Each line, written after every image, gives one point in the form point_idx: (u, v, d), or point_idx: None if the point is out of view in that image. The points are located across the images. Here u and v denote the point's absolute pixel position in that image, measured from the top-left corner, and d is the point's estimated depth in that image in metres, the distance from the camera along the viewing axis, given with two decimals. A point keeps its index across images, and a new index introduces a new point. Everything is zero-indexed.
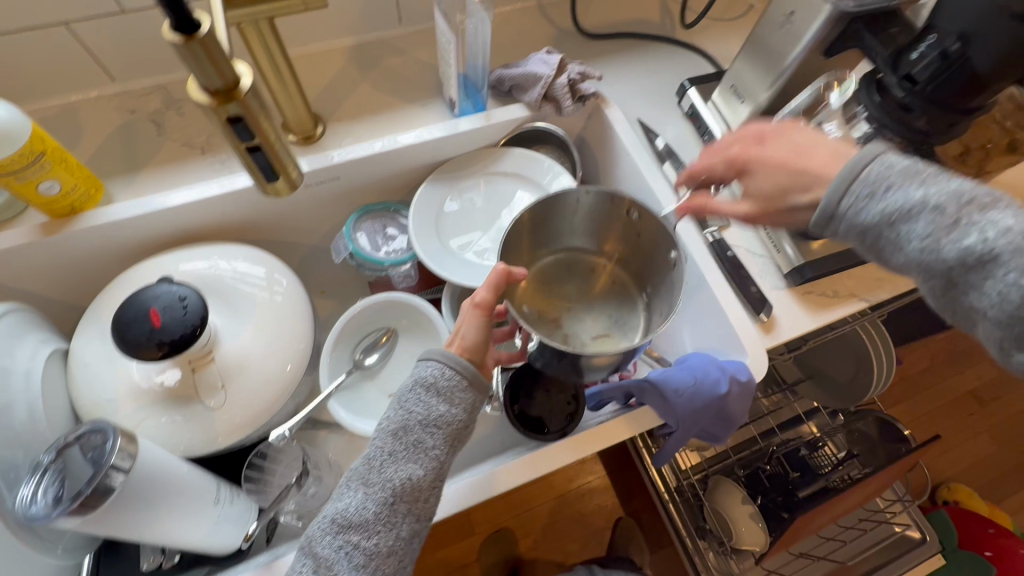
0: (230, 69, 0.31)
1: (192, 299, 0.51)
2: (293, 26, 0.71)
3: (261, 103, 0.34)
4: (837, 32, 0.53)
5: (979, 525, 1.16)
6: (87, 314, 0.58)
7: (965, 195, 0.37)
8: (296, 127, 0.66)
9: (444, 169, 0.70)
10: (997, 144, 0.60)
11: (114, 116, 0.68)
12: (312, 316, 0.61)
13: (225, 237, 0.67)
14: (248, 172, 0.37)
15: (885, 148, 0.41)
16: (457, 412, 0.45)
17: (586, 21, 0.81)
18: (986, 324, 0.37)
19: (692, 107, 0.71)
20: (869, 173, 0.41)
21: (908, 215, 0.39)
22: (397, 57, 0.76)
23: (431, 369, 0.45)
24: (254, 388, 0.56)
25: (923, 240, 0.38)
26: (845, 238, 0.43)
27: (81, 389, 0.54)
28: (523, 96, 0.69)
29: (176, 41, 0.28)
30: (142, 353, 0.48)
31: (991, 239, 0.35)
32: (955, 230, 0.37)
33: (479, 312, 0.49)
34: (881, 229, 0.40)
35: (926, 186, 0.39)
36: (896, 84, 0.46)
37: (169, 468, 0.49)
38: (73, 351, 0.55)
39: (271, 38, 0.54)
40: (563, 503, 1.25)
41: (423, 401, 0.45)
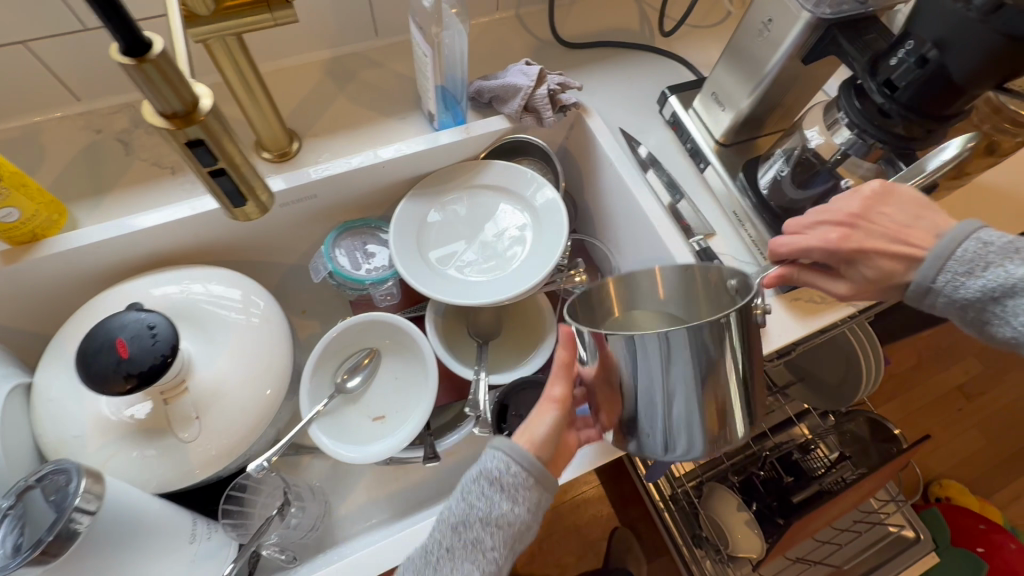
0: (189, 90, 0.30)
1: (161, 326, 0.49)
2: (267, 40, 0.69)
3: (224, 125, 0.32)
4: (815, 39, 0.53)
5: (971, 521, 1.16)
6: (51, 346, 0.55)
7: None
8: (270, 144, 0.64)
9: (424, 183, 0.68)
10: (976, 147, 0.60)
11: (79, 136, 0.65)
12: (291, 339, 0.59)
13: (200, 259, 0.65)
14: (213, 197, 0.36)
15: (979, 224, 0.45)
16: (519, 512, 0.45)
17: (564, 31, 0.80)
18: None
19: (674, 115, 0.70)
20: (964, 252, 0.44)
21: (1012, 292, 0.42)
22: (374, 70, 0.74)
23: (496, 461, 0.45)
24: (231, 417, 0.53)
25: None
26: (943, 311, 0.47)
27: (45, 425, 0.51)
28: (503, 108, 0.68)
29: (126, 63, 0.27)
30: (108, 387, 0.46)
31: None
32: None
33: (555, 406, 0.49)
34: (983, 304, 0.44)
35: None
36: (876, 90, 0.46)
37: (140, 507, 0.46)
38: (37, 385, 0.53)
39: (241, 54, 0.53)
40: (556, 515, 1.23)
41: (486, 497, 0.44)
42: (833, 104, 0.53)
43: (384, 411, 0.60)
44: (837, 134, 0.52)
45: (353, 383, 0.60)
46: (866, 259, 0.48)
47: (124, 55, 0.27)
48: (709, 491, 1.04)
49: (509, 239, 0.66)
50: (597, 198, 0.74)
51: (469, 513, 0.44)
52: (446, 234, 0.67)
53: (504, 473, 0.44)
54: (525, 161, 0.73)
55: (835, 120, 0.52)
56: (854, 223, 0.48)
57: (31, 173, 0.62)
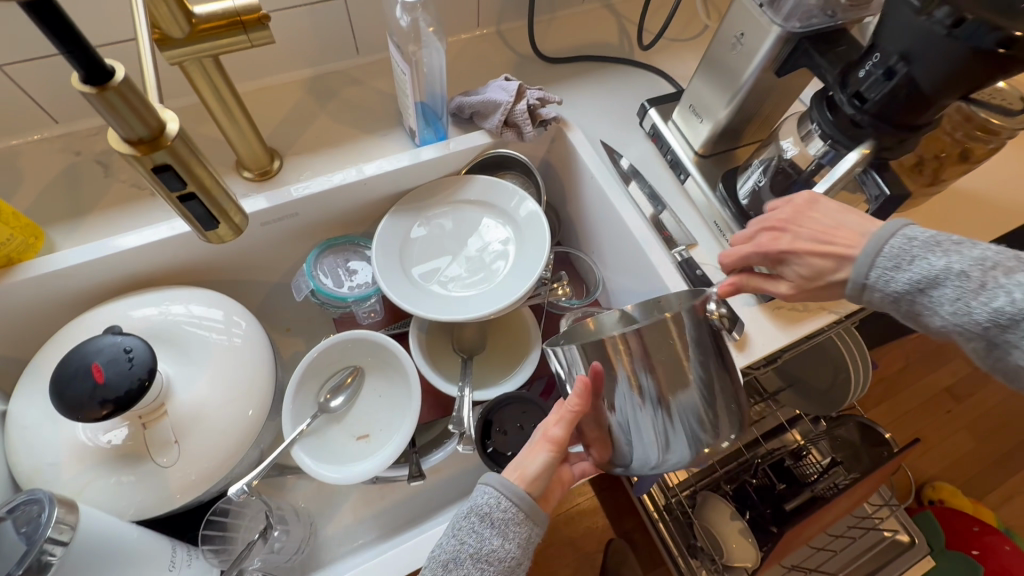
0: (155, 115, 0.29)
1: (138, 350, 0.48)
2: (247, 60, 0.69)
3: (193, 149, 0.32)
4: (787, 53, 0.54)
5: (964, 523, 1.16)
6: (27, 371, 0.54)
7: (988, 261, 0.40)
8: (251, 163, 0.64)
9: (407, 200, 0.68)
10: (950, 154, 0.61)
11: (58, 158, 0.65)
12: (273, 359, 0.59)
13: (181, 279, 0.64)
14: (183, 220, 0.36)
15: (903, 221, 0.44)
16: (510, 548, 0.44)
17: (545, 46, 0.81)
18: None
19: (654, 127, 0.71)
20: (891, 248, 0.43)
21: (936, 282, 0.41)
22: (356, 88, 0.75)
23: (486, 495, 0.46)
24: (211, 441, 0.53)
25: (953, 304, 0.40)
26: (879, 306, 0.46)
27: (20, 454, 0.50)
28: (484, 123, 0.68)
29: (88, 92, 0.27)
30: (83, 414, 0.45)
31: (1019, 301, 0.37)
32: (983, 294, 0.39)
33: (549, 447, 0.48)
34: (912, 296, 0.42)
35: (948, 255, 0.41)
36: (846, 102, 0.47)
37: (116, 535, 0.45)
38: (11, 412, 0.52)
39: (218, 74, 0.53)
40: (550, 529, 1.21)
41: (477, 533, 0.44)
42: (806, 115, 0.55)
43: (370, 428, 0.60)
44: (812, 144, 0.53)
45: (337, 402, 0.59)
46: (795, 257, 0.49)
47: (85, 84, 0.27)
48: (703, 501, 1.05)
49: (493, 253, 0.66)
50: (580, 210, 0.74)
51: (461, 547, 0.44)
52: (429, 249, 0.67)
53: (496, 505, 0.45)
54: (507, 175, 0.73)
55: (808, 131, 0.53)
56: (783, 227, 0.50)
57: (8, 196, 0.62)
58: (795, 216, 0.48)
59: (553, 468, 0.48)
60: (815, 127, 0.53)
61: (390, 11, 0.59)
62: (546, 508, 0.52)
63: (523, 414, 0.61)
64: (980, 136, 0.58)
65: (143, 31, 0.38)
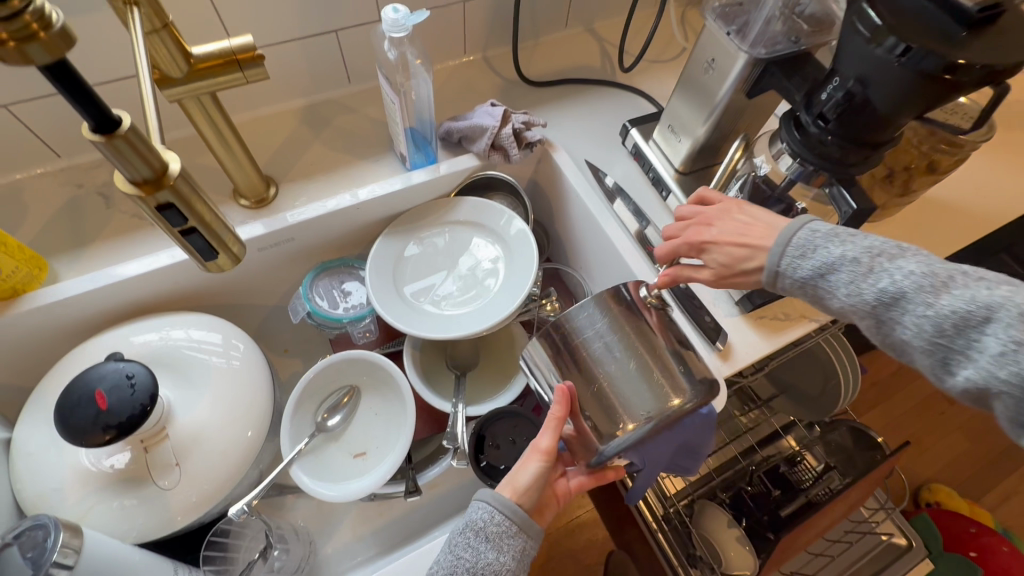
0: (157, 157, 0.32)
1: (140, 376, 0.50)
2: (242, 93, 0.72)
3: (193, 187, 0.34)
4: (755, 77, 0.57)
5: (961, 525, 1.17)
6: (31, 399, 0.55)
7: (876, 248, 0.44)
8: (247, 191, 0.67)
9: (399, 222, 0.70)
10: (918, 166, 0.63)
11: (61, 191, 0.67)
12: (271, 380, 0.60)
13: (181, 305, 0.66)
14: (184, 252, 0.38)
15: (808, 216, 0.48)
16: (506, 560, 0.46)
17: (529, 70, 0.84)
18: (914, 354, 0.43)
19: (636, 146, 0.74)
20: (798, 238, 0.47)
21: (833, 268, 0.45)
22: (348, 115, 0.78)
23: (481, 510, 0.48)
24: (211, 462, 0.54)
25: (848, 288, 0.44)
26: (788, 293, 0.49)
27: (24, 480, 0.51)
28: (472, 147, 0.71)
29: (97, 140, 0.29)
30: (88, 439, 0.47)
31: (899, 282, 0.42)
32: (871, 277, 0.43)
33: (540, 457, 0.50)
34: (815, 282, 0.46)
35: (844, 244, 0.45)
36: (811, 123, 0.50)
37: (120, 558, 0.47)
38: (16, 440, 0.53)
39: (215, 109, 0.56)
40: (551, 542, 1.22)
41: (473, 546, 0.46)
42: (777, 134, 0.57)
43: (366, 447, 0.61)
44: (782, 161, 0.56)
45: (333, 421, 0.61)
46: (715, 247, 0.52)
47: (95, 130, 0.29)
48: (699, 509, 1.05)
49: (483, 272, 0.68)
50: (568, 227, 0.76)
51: (460, 563, 0.46)
52: (422, 269, 0.69)
53: (491, 520, 0.47)
54: (496, 196, 0.75)
55: (778, 150, 0.56)
56: (709, 222, 0.53)
57: (13, 229, 0.64)
58: (764, 227, 0.50)
59: (546, 476, 0.50)
60: (785, 145, 0.55)
61: (379, 44, 0.62)
62: (540, 521, 0.54)
63: (515, 427, 0.62)
64: (945, 149, 0.61)
65: (141, 61, 0.39)
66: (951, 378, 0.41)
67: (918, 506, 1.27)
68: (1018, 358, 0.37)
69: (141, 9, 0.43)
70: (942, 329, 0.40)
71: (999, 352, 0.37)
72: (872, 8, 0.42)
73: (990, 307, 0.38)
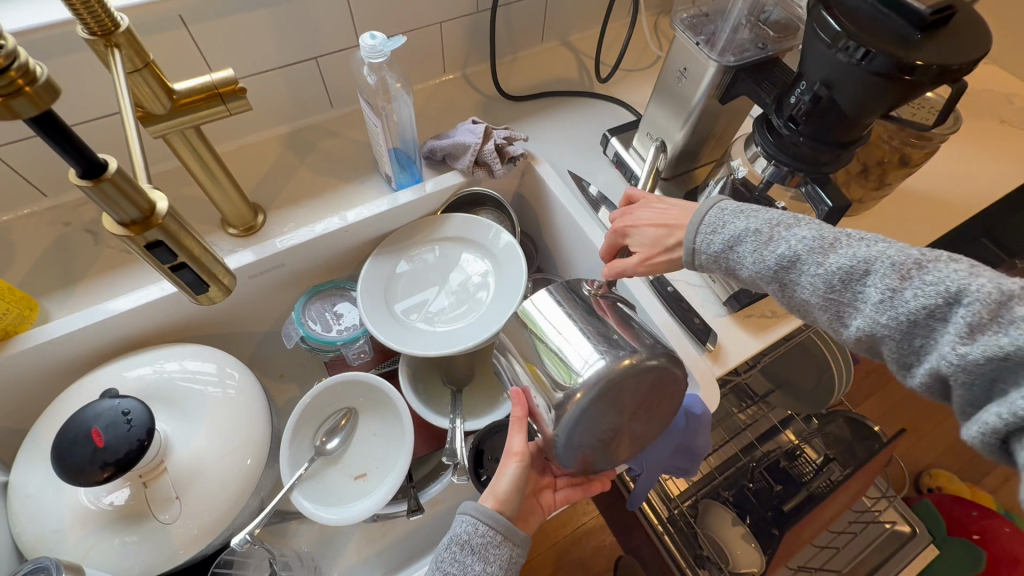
0: (144, 198, 0.32)
1: (136, 412, 0.50)
2: (226, 123, 0.73)
3: (181, 223, 0.35)
4: (727, 84, 0.58)
5: (962, 508, 1.17)
6: (26, 441, 0.55)
7: (775, 218, 0.48)
8: (236, 220, 0.67)
9: (388, 242, 0.71)
10: (891, 160, 0.65)
11: (49, 230, 0.68)
12: (268, 407, 0.60)
13: (173, 336, 0.67)
14: (176, 286, 0.38)
15: (718, 197, 0.52)
16: (493, 570, 0.46)
17: (508, 85, 0.86)
18: (816, 312, 0.46)
19: (617, 154, 0.75)
20: (709, 217, 0.50)
21: (739, 240, 0.48)
22: (331, 139, 0.79)
23: (463, 523, 0.48)
24: (212, 493, 0.54)
25: (752, 256, 0.47)
26: (707, 270, 0.52)
27: (23, 522, 0.51)
28: (456, 164, 0.72)
29: (86, 185, 0.29)
30: (86, 478, 0.47)
31: (794, 246, 0.45)
32: (771, 244, 0.46)
33: (515, 460, 0.52)
34: (725, 255, 0.49)
35: (747, 218, 0.49)
36: (783, 125, 0.52)
37: None
38: (14, 482, 0.53)
39: (200, 142, 0.56)
40: (558, 551, 1.21)
41: (459, 561, 0.46)
42: (751, 137, 0.59)
43: (366, 468, 0.61)
44: (758, 163, 0.57)
45: (332, 444, 0.61)
46: (636, 229, 0.56)
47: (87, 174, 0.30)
48: (704, 508, 1.05)
49: (474, 285, 0.69)
50: (555, 238, 0.77)
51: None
52: (412, 285, 0.69)
53: (475, 530, 0.47)
54: (482, 212, 0.76)
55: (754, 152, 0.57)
56: (629, 210, 0.58)
57: (4, 270, 0.64)
58: (682, 211, 0.54)
59: (524, 481, 0.51)
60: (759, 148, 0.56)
61: (359, 70, 0.63)
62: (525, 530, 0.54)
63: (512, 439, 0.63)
64: (914, 142, 0.62)
65: (125, 101, 0.40)
66: (845, 330, 0.44)
67: (920, 492, 1.28)
68: (894, 304, 0.40)
69: (122, 51, 0.44)
70: (831, 284, 0.43)
71: (879, 300, 0.41)
72: (830, 16, 0.44)
73: (868, 261, 0.42)
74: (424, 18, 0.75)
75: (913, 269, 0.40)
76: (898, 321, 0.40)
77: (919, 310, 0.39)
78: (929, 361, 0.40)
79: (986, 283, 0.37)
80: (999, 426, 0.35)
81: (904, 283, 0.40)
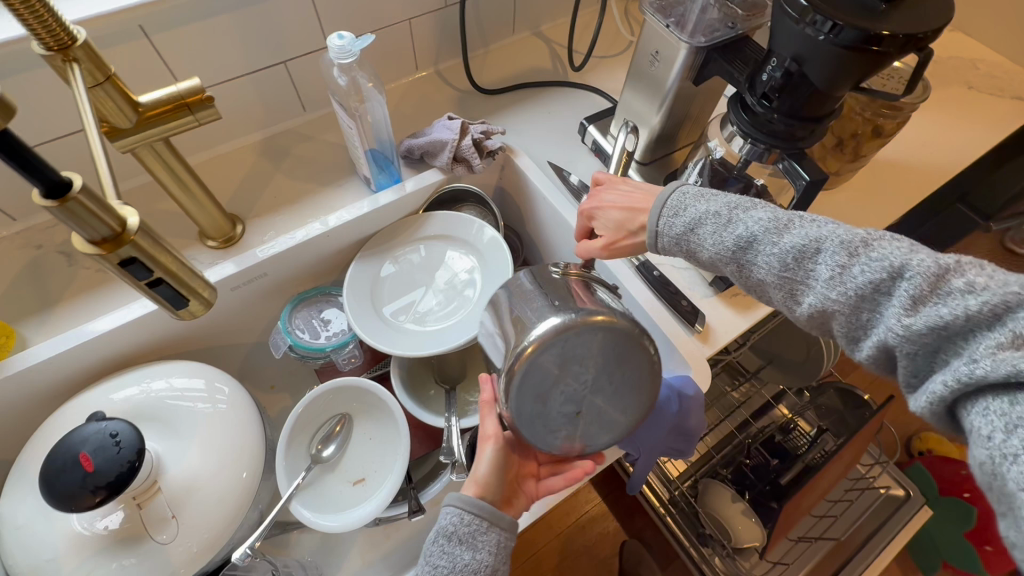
0: (114, 215, 0.31)
1: (125, 433, 0.49)
2: (197, 133, 0.72)
3: (155, 239, 0.34)
4: (699, 65, 0.58)
5: (951, 468, 1.19)
6: (13, 472, 0.54)
7: (733, 202, 0.49)
8: (213, 232, 0.66)
9: (372, 244, 0.70)
10: (864, 132, 0.66)
11: (20, 254, 0.66)
12: (260, 420, 0.60)
13: (158, 354, 0.65)
14: (155, 304, 0.38)
15: (680, 182, 0.53)
16: (483, 557, 0.47)
17: (482, 79, 0.85)
18: (772, 292, 0.47)
19: (595, 142, 0.75)
20: (670, 201, 0.52)
21: (700, 222, 0.50)
22: (306, 144, 0.77)
23: (448, 518, 0.48)
24: (208, 510, 0.53)
25: (711, 238, 0.49)
26: (669, 254, 0.53)
27: (16, 554, 0.50)
28: (435, 162, 0.72)
29: (51, 206, 0.29)
30: (77, 504, 0.46)
31: (750, 226, 0.46)
32: (729, 226, 0.48)
33: (491, 443, 0.52)
34: (686, 237, 0.51)
35: (706, 201, 0.50)
36: (756, 103, 0.52)
37: None
38: (3, 515, 0.51)
39: (170, 154, 0.55)
40: (563, 540, 1.22)
41: (448, 552, 0.47)
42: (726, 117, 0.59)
43: (363, 474, 0.60)
44: (735, 143, 0.57)
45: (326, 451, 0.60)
46: (602, 212, 0.58)
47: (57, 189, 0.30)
48: (704, 487, 1.07)
49: (461, 283, 0.69)
50: (540, 230, 0.77)
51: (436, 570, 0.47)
52: (399, 286, 0.69)
53: (460, 523, 0.47)
54: (464, 208, 0.76)
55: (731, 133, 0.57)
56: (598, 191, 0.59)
57: None
58: (647, 195, 0.56)
59: (503, 463, 0.52)
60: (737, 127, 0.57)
61: (328, 72, 0.62)
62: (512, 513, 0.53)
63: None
64: (887, 113, 0.63)
65: (87, 117, 0.39)
66: (798, 308, 0.45)
67: (912, 456, 1.30)
68: (843, 280, 0.41)
69: (81, 65, 0.42)
70: (785, 263, 0.45)
71: (829, 278, 0.42)
72: None
73: (819, 240, 0.43)
74: (392, 15, 0.74)
75: (860, 247, 0.41)
76: (847, 296, 0.41)
77: (866, 285, 0.40)
78: (876, 335, 0.41)
79: (926, 258, 0.38)
80: (943, 394, 0.35)
81: (852, 260, 0.41)
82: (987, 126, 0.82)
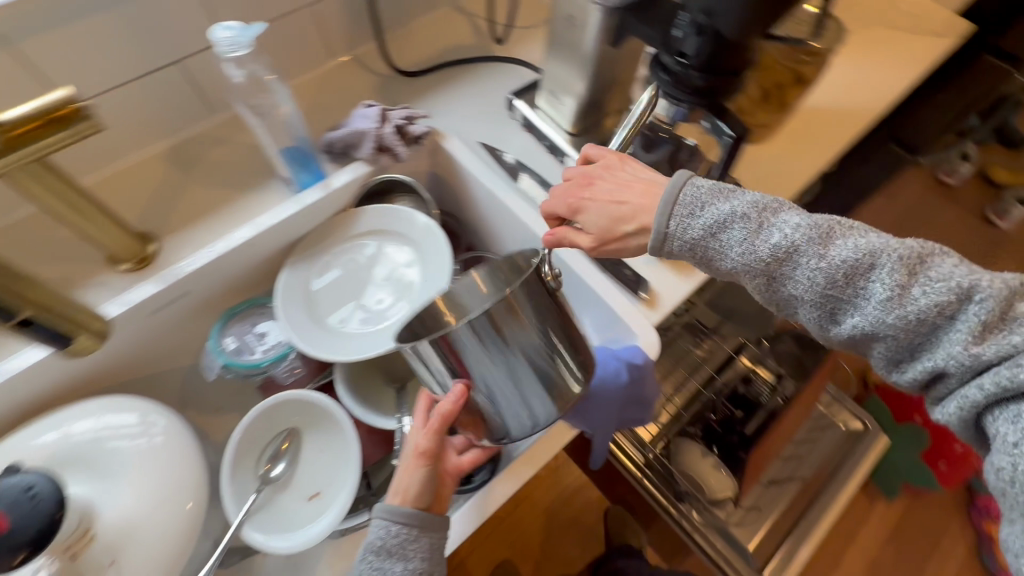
0: None
1: (42, 484, 0.45)
2: (90, 149, 0.65)
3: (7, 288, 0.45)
4: (615, 26, 0.56)
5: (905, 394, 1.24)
6: None
7: (760, 204, 0.49)
8: (123, 255, 0.61)
9: (302, 249, 0.67)
10: (787, 80, 0.66)
11: None
12: (200, 447, 0.57)
13: (80, 393, 0.61)
14: (45, 343, 0.51)
15: (688, 172, 0.51)
16: (415, 564, 0.49)
17: (402, 60, 0.81)
18: (804, 305, 0.48)
19: (524, 117, 0.73)
20: (685, 196, 0.50)
21: (726, 225, 0.49)
22: (217, 149, 0.72)
23: (382, 530, 0.49)
24: (153, 549, 0.50)
25: (742, 244, 0.48)
26: (678, 255, 0.52)
27: None
28: (358, 154, 0.68)
29: None
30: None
31: (789, 234, 0.47)
32: (764, 232, 0.48)
33: (422, 461, 0.51)
34: (707, 241, 0.50)
35: (730, 201, 0.49)
36: (674, 62, 0.51)
37: None
38: None
39: (52, 175, 0.50)
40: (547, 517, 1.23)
41: (379, 567, 0.48)
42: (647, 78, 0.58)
43: (319, 487, 0.59)
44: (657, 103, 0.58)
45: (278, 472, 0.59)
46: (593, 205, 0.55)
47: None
48: (676, 447, 1.07)
49: (402, 278, 0.67)
50: (479, 213, 0.74)
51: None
52: (337, 291, 0.66)
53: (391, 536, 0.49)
54: (397, 199, 0.73)
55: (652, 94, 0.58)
56: (592, 181, 0.56)
57: None
58: (647, 185, 0.54)
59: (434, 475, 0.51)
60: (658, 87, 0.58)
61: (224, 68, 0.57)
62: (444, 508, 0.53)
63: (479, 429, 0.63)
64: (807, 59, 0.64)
65: None
66: (839, 325, 0.47)
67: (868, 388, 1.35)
68: (900, 301, 0.43)
69: None
70: (833, 278, 0.46)
71: (884, 297, 0.44)
72: None
73: (874, 255, 0.45)
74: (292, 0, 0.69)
75: (916, 266, 0.44)
76: (905, 319, 0.43)
77: (925, 308, 0.43)
78: (919, 352, 0.44)
79: (993, 281, 0.41)
80: (978, 400, 0.41)
81: (909, 280, 0.44)
82: (904, 62, 0.84)
